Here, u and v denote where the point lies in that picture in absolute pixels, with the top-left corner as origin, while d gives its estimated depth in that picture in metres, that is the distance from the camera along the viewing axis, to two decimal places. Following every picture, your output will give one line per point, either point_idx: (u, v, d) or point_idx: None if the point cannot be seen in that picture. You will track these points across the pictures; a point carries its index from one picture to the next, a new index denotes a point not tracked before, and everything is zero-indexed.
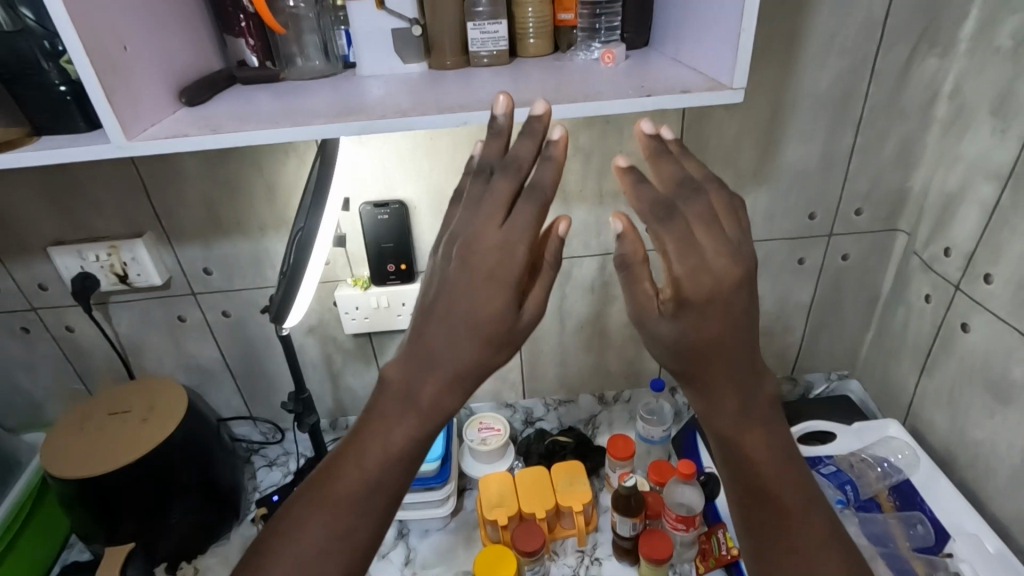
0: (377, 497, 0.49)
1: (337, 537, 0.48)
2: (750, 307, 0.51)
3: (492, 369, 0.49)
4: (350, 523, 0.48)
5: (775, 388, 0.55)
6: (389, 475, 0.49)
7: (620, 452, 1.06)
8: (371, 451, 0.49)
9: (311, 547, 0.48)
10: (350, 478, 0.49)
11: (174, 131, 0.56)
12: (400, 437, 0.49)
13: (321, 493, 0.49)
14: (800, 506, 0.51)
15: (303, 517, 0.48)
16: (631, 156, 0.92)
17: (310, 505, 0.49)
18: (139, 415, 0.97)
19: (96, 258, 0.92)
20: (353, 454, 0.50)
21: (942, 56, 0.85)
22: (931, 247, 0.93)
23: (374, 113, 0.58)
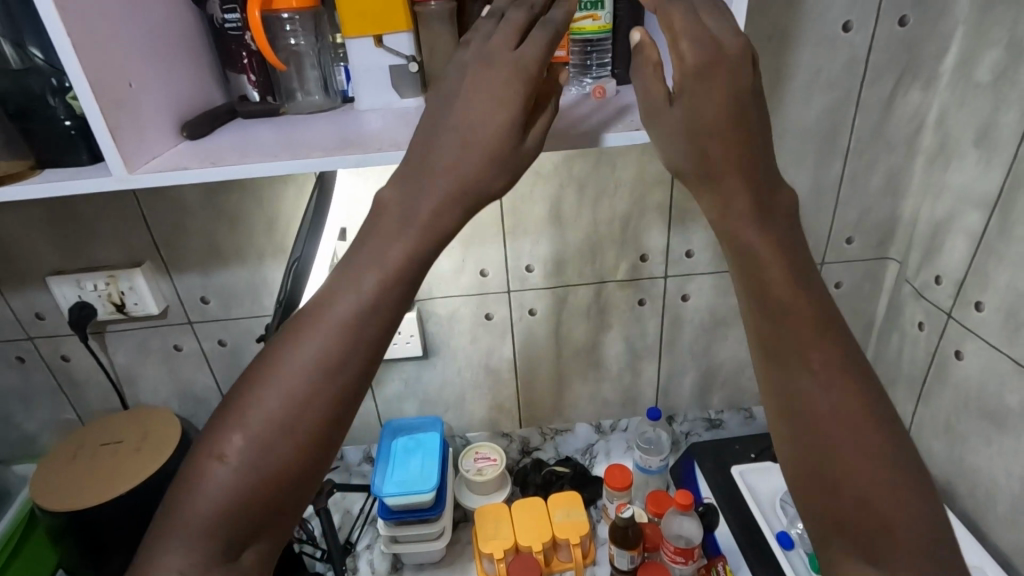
0: (364, 331, 0.49)
1: (327, 372, 0.48)
2: (759, 105, 0.53)
3: (490, 186, 0.52)
4: (337, 363, 0.48)
5: (792, 201, 0.54)
6: (381, 313, 0.49)
7: (617, 482, 1.05)
8: (359, 287, 0.49)
9: (310, 372, 0.48)
10: (343, 311, 0.49)
11: (176, 163, 0.57)
12: (399, 254, 0.49)
13: (310, 320, 0.49)
14: (821, 344, 0.51)
15: (294, 344, 0.49)
16: (624, 185, 0.94)
17: (305, 328, 0.49)
18: (133, 445, 0.96)
19: (94, 288, 0.93)
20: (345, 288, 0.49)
21: (924, 89, 0.87)
22: (923, 274, 0.94)
23: (371, 147, 0.60)
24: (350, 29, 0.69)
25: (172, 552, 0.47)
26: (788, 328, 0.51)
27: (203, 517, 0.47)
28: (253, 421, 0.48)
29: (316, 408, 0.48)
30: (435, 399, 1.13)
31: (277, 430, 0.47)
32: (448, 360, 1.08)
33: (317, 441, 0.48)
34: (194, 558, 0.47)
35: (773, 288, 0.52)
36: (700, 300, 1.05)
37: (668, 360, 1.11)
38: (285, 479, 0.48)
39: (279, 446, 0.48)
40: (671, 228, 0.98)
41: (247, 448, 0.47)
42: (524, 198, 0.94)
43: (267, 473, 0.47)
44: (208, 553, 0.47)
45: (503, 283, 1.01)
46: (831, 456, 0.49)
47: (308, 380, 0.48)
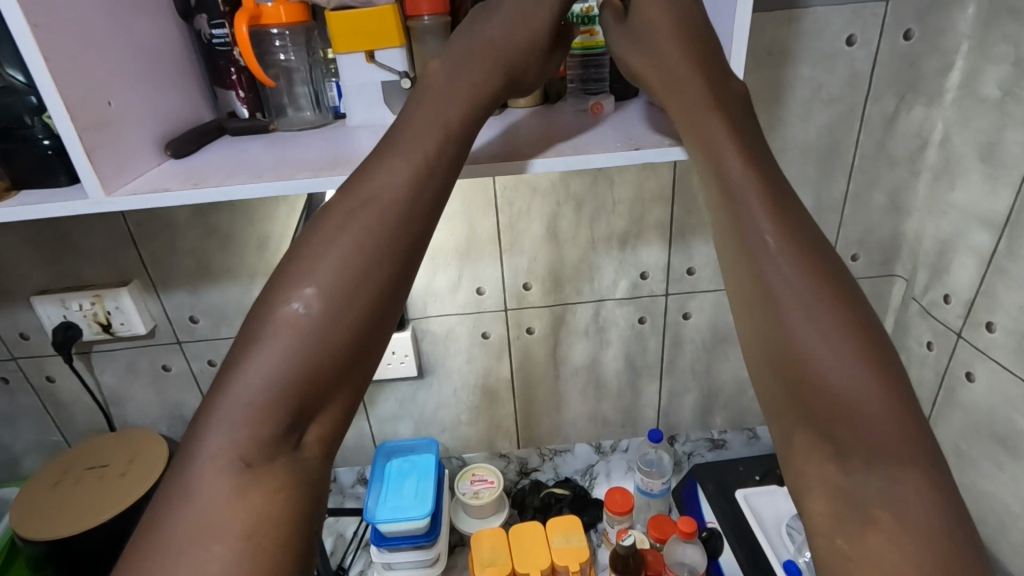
0: (407, 209, 0.51)
1: (375, 246, 0.50)
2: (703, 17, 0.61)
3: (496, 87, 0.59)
4: (382, 245, 0.50)
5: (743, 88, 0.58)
6: (421, 204, 0.52)
7: (618, 507, 1.02)
8: (401, 170, 0.52)
9: (351, 251, 0.50)
10: (390, 193, 0.51)
11: (156, 185, 0.55)
12: (426, 148, 0.53)
13: (356, 201, 0.51)
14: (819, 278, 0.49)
15: (341, 224, 0.50)
16: (622, 202, 0.92)
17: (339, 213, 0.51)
18: (118, 469, 0.93)
19: (79, 307, 0.91)
20: (392, 168, 0.52)
21: (929, 105, 0.85)
22: (930, 292, 0.92)
23: (360, 167, 0.58)
24: (340, 45, 0.67)
25: (223, 443, 0.45)
26: (752, 239, 0.51)
27: (254, 412, 0.46)
28: (309, 301, 0.48)
29: (366, 282, 0.49)
30: (431, 420, 1.10)
31: (325, 314, 0.48)
32: (443, 380, 1.05)
33: (361, 326, 0.49)
34: (253, 445, 0.46)
35: (762, 224, 0.51)
36: (701, 318, 1.03)
37: (669, 380, 1.09)
38: (329, 365, 0.48)
39: (335, 325, 0.48)
40: (672, 245, 0.96)
41: (299, 329, 0.47)
42: (521, 215, 0.92)
43: (321, 353, 0.47)
44: (263, 440, 0.46)
45: (499, 301, 0.98)
46: (817, 378, 0.47)
47: (356, 257, 0.49)
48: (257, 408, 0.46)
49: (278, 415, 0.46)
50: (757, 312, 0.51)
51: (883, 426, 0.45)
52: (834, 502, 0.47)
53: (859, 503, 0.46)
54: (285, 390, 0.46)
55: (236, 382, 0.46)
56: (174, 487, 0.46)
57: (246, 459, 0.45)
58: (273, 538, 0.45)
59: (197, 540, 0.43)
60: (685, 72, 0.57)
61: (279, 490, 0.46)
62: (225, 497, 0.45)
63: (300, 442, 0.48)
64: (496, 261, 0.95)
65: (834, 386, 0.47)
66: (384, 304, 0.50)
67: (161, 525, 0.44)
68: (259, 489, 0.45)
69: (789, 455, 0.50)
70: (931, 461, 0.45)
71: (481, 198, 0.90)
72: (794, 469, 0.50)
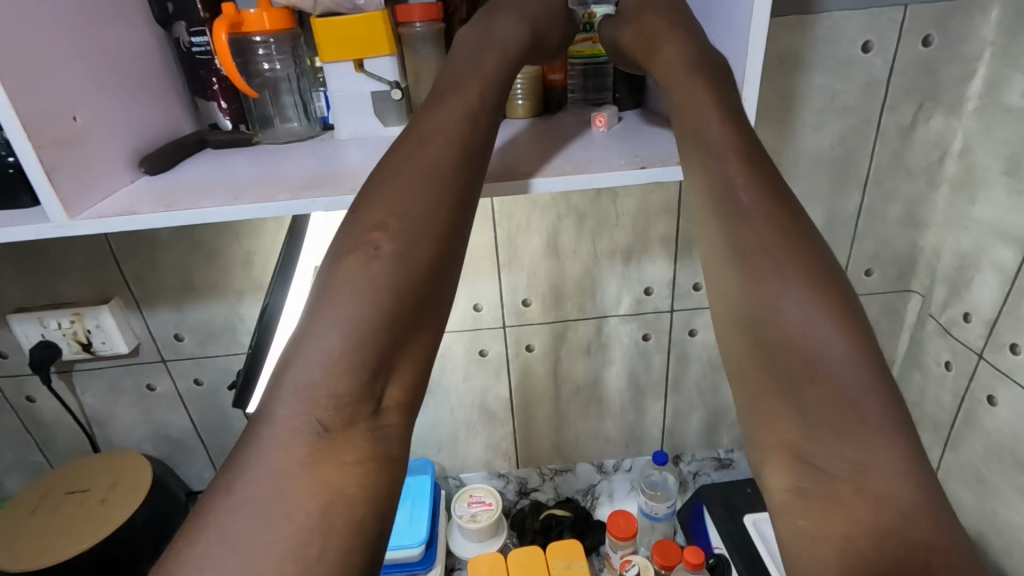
0: (464, 171, 0.52)
1: (435, 209, 0.50)
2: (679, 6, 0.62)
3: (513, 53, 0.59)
4: (435, 203, 0.50)
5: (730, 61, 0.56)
6: (472, 156, 0.53)
7: (620, 530, 0.98)
8: (452, 138, 0.53)
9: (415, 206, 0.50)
10: (443, 158, 0.51)
11: (124, 207, 0.51)
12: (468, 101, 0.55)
13: (412, 166, 0.51)
14: (793, 246, 0.49)
15: (401, 187, 0.50)
16: (626, 216, 0.88)
17: (391, 173, 0.51)
18: (99, 494, 0.89)
19: (58, 326, 0.87)
20: (444, 134, 0.53)
21: (948, 114, 0.81)
22: (949, 310, 0.88)
23: (344, 187, 0.53)
24: (326, 54, 0.64)
25: (298, 410, 0.45)
26: (729, 199, 0.51)
27: (329, 378, 0.45)
28: (379, 262, 0.48)
29: (429, 245, 0.49)
30: (426, 439, 1.06)
31: (400, 258, 0.48)
32: (440, 398, 1.02)
33: (432, 272, 0.49)
34: (331, 410, 0.45)
35: (740, 194, 0.51)
36: (708, 335, 0.99)
37: (674, 398, 1.05)
38: (403, 315, 0.48)
39: (404, 288, 0.48)
40: (677, 259, 0.92)
41: (370, 293, 0.47)
42: (520, 230, 0.88)
43: (392, 316, 0.47)
44: (343, 401, 0.45)
45: (497, 318, 0.94)
46: (803, 346, 0.47)
47: (416, 220, 0.49)
48: (331, 374, 0.45)
49: (354, 382, 0.45)
50: (732, 281, 0.52)
51: (850, 391, 0.45)
52: (796, 472, 0.47)
53: (822, 470, 0.46)
54: (359, 355, 0.46)
55: (305, 350, 0.45)
56: (242, 459, 0.44)
57: (326, 427, 0.45)
58: (354, 505, 0.44)
59: (278, 509, 0.42)
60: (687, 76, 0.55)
61: (358, 459, 0.45)
62: (302, 466, 0.44)
63: (379, 408, 0.47)
64: (494, 277, 0.91)
65: (801, 353, 0.47)
66: (445, 268, 0.51)
67: (237, 504, 0.42)
68: (337, 457, 0.45)
69: (758, 424, 0.50)
70: (900, 430, 0.44)
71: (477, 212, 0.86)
72: (758, 439, 0.50)
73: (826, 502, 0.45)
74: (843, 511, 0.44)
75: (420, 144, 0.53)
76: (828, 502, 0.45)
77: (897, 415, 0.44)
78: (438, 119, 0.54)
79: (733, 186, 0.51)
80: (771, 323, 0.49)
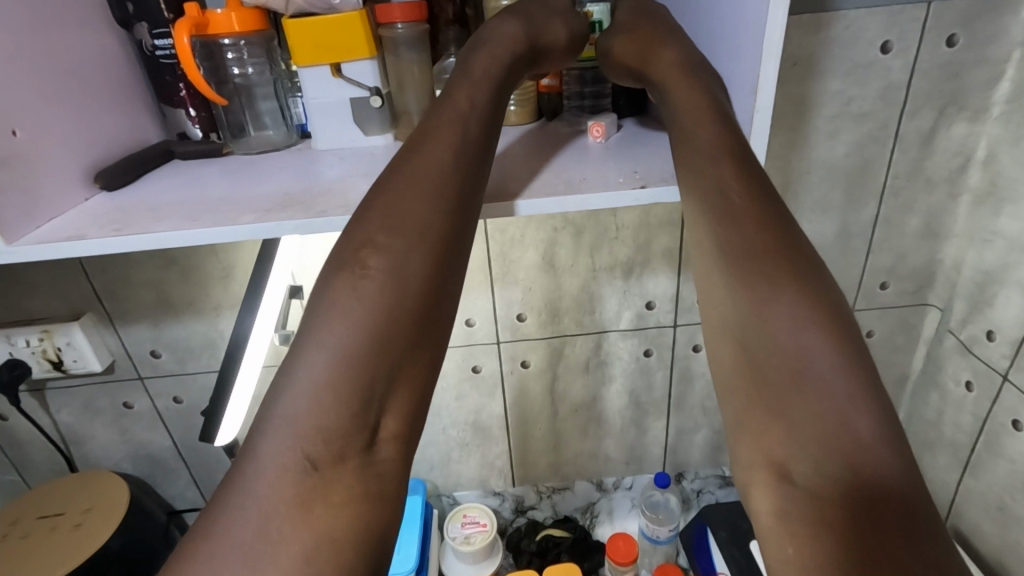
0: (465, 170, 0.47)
1: (431, 213, 0.45)
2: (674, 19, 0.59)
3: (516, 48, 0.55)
4: (436, 204, 0.46)
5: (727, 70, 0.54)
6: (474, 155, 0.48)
7: (619, 555, 0.93)
8: (451, 136, 0.48)
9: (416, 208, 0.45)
10: (439, 157, 0.47)
11: (71, 231, 0.47)
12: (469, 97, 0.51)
13: (412, 169, 0.47)
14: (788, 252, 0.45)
15: (399, 191, 0.46)
16: (627, 228, 0.83)
17: (392, 175, 0.47)
18: (73, 519, 0.85)
19: (27, 344, 0.83)
20: (443, 133, 0.49)
21: (972, 120, 0.75)
22: (970, 327, 0.82)
23: (313, 207, 0.48)
24: (301, 58, 0.58)
25: (286, 442, 0.39)
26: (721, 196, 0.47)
27: (321, 402, 0.40)
28: (375, 274, 0.43)
29: (427, 250, 0.44)
30: (419, 457, 1.02)
31: (398, 265, 0.43)
32: (431, 416, 0.97)
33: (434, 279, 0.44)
34: (322, 443, 0.39)
35: (735, 195, 0.47)
36: None
37: (677, 416, 1.00)
38: (404, 328, 0.43)
39: (403, 302, 0.43)
40: (681, 273, 0.87)
41: (367, 310, 0.42)
42: (514, 243, 0.83)
43: (392, 331, 0.42)
44: (337, 426, 0.40)
45: (490, 334, 0.90)
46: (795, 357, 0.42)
47: (410, 223, 0.45)
48: (326, 398, 0.40)
49: (344, 404, 0.40)
50: (722, 281, 0.47)
51: (844, 404, 0.40)
52: (780, 493, 0.40)
53: (811, 492, 0.39)
54: (352, 377, 0.41)
55: (304, 373, 0.41)
56: (227, 501, 0.39)
57: (317, 459, 0.39)
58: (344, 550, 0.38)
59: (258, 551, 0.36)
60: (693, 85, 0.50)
61: (347, 500, 0.39)
62: (289, 505, 0.38)
63: (373, 441, 0.41)
64: (486, 292, 0.86)
65: (791, 361, 0.42)
66: (446, 278, 0.45)
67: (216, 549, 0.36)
68: (324, 497, 0.39)
69: (738, 441, 0.44)
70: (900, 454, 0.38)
71: None
72: (740, 459, 0.44)
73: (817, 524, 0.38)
74: (838, 537, 0.37)
75: (420, 145, 0.48)
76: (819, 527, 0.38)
77: (895, 431, 0.39)
78: (438, 119, 0.50)
79: (726, 184, 0.47)
80: (761, 331, 0.44)
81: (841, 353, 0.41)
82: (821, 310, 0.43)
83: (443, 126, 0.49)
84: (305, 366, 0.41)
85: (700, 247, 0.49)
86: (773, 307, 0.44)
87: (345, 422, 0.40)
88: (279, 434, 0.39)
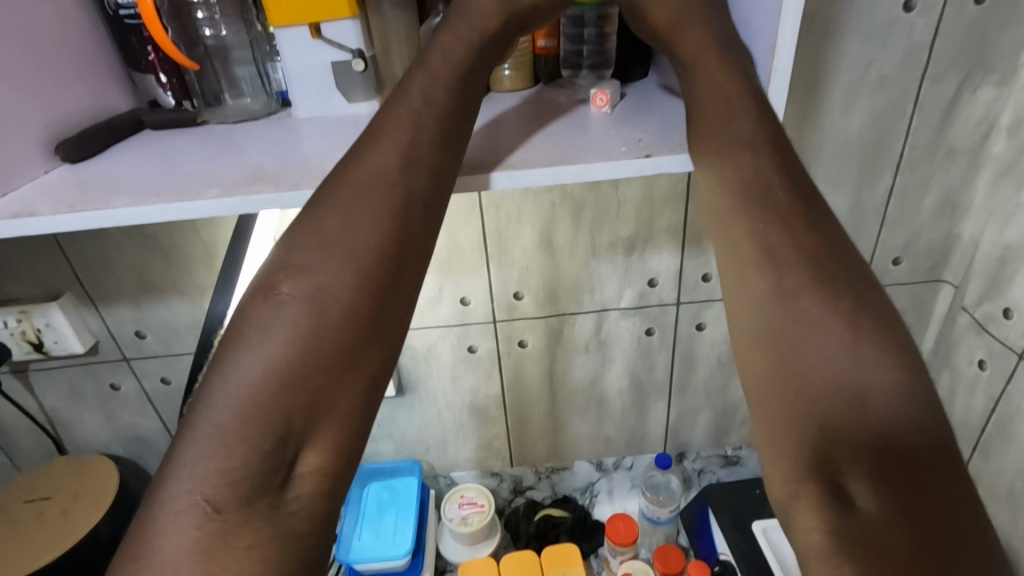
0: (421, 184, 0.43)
1: (378, 220, 0.41)
2: None
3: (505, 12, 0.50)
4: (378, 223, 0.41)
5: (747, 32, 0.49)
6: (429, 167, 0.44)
7: (620, 538, 0.92)
8: (407, 142, 0.44)
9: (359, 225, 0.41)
10: (387, 158, 0.43)
11: (25, 207, 0.44)
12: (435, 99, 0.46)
13: (362, 177, 0.42)
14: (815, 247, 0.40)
15: (346, 201, 0.41)
16: (629, 204, 0.79)
17: (345, 179, 0.42)
18: (60, 503, 0.83)
19: (4, 325, 0.80)
20: (397, 129, 0.44)
21: (999, 84, 0.71)
22: (986, 305, 0.79)
23: (287, 180, 0.45)
24: (276, 18, 0.54)
25: (188, 478, 0.34)
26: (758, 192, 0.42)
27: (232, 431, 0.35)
28: (305, 289, 0.39)
29: (366, 269, 0.40)
30: (415, 439, 1.00)
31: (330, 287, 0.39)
32: (426, 397, 0.95)
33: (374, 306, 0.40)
34: (228, 483, 0.34)
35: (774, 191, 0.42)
36: (717, 330, 0.91)
37: (679, 397, 0.97)
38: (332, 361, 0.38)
39: (335, 329, 0.38)
40: (685, 250, 0.83)
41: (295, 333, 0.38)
42: (510, 220, 0.79)
43: (324, 353, 0.38)
44: (254, 463, 0.35)
45: (486, 313, 0.86)
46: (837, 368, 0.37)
47: (355, 231, 0.41)
48: (244, 426, 0.35)
49: (257, 436, 0.35)
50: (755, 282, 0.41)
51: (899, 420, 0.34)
52: (831, 513, 0.35)
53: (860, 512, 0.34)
54: (275, 403, 0.36)
55: (222, 395, 0.36)
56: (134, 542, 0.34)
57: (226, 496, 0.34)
58: None
59: None
60: None
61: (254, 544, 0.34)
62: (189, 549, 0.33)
63: (287, 479, 0.36)
64: (481, 271, 0.83)
65: (829, 371, 0.37)
66: (385, 301, 0.40)
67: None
68: (227, 542, 0.34)
69: (777, 459, 0.38)
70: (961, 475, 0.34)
71: (463, 201, 0.77)
72: (777, 476, 0.38)
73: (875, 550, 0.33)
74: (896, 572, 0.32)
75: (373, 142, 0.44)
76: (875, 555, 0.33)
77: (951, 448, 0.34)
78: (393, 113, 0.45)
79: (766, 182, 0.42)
80: (791, 333, 0.39)
81: (883, 357, 0.36)
82: (857, 308, 0.38)
83: (395, 121, 0.44)
84: (226, 386, 0.36)
85: (730, 241, 0.43)
86: (803, 306, 0.39)
87: (255, 456, 0.35)
88: (192, 463, 0.35)
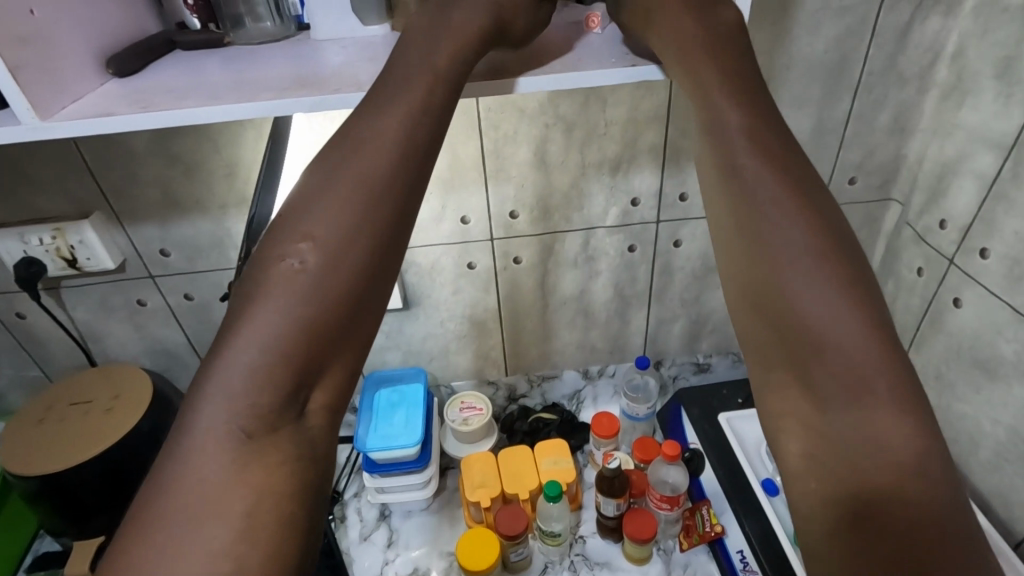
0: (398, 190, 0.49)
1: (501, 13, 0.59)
2: None
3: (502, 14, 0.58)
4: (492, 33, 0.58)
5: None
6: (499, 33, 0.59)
7: (605, 431, 1.04)
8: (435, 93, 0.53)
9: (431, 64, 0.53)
10: (380, 213, 0.48)
11: (98, 109, 0.52)
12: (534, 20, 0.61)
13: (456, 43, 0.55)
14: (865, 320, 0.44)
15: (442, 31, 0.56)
16: (615, 125, 0.86)
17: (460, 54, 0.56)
18: (102, 405, 0.93)
19: (40, 242, 0.87)
20: (338, 312, 0.45)
21: (946, 13, 0.80)
22: (926, 218, 0.91)
23: (327, 86, 0.54)
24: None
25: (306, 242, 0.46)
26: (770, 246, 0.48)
27: (217, 512, 0.39)
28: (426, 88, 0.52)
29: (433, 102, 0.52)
30: (419, 350, 1.11)
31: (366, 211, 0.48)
32: (430, 310, 1.04)
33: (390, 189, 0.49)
34: (324, 272, 0.45)
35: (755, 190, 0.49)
36: (692, 246, 1.01)
37: (657, 308, 1.09)
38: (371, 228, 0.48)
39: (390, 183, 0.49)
40: (665, 169, 0.92)
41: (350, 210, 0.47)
42: (506, 139, 0.86)
43: (292, 315, 0.43)
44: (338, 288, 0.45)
45: (484, 230, 0.95)
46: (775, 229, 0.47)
47: (349, 237, 0.47)
48: (266, 347, 0.43)
49: (302, 535, 0.41)
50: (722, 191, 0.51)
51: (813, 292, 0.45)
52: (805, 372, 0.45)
53: (757, 346, 0.49)
54: (343, 260, 0.46)
55: (269, 282, 0.45)
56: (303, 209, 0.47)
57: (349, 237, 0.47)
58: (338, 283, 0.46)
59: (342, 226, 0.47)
60: (680, 23, 0.57)
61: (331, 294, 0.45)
62: (299, 305, 0.44)
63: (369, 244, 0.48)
64: (480, 187, 0.90)
65: (802, 335, 0.45)
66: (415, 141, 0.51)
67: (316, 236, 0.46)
68: (340, 277, 0.46)
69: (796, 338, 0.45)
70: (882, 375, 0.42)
71: (464, 121, 0.84)
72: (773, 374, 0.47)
73: (806, 429, 0.44)
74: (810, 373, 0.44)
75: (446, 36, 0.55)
76: (830, 435, 0.43)
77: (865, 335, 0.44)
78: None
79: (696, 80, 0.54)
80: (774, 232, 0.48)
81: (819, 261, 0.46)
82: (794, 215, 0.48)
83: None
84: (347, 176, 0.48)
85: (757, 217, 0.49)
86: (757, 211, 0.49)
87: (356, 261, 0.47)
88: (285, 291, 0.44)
